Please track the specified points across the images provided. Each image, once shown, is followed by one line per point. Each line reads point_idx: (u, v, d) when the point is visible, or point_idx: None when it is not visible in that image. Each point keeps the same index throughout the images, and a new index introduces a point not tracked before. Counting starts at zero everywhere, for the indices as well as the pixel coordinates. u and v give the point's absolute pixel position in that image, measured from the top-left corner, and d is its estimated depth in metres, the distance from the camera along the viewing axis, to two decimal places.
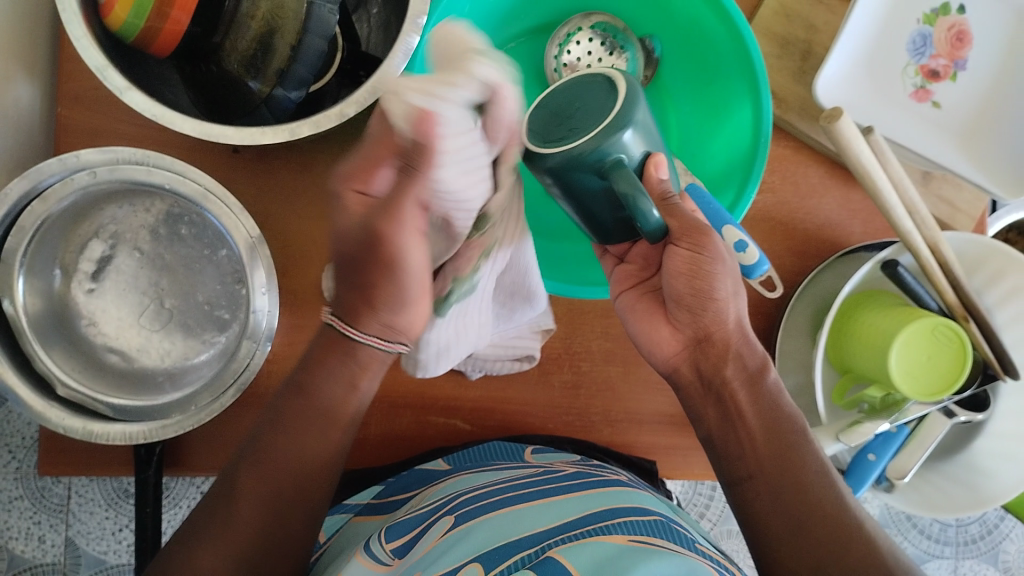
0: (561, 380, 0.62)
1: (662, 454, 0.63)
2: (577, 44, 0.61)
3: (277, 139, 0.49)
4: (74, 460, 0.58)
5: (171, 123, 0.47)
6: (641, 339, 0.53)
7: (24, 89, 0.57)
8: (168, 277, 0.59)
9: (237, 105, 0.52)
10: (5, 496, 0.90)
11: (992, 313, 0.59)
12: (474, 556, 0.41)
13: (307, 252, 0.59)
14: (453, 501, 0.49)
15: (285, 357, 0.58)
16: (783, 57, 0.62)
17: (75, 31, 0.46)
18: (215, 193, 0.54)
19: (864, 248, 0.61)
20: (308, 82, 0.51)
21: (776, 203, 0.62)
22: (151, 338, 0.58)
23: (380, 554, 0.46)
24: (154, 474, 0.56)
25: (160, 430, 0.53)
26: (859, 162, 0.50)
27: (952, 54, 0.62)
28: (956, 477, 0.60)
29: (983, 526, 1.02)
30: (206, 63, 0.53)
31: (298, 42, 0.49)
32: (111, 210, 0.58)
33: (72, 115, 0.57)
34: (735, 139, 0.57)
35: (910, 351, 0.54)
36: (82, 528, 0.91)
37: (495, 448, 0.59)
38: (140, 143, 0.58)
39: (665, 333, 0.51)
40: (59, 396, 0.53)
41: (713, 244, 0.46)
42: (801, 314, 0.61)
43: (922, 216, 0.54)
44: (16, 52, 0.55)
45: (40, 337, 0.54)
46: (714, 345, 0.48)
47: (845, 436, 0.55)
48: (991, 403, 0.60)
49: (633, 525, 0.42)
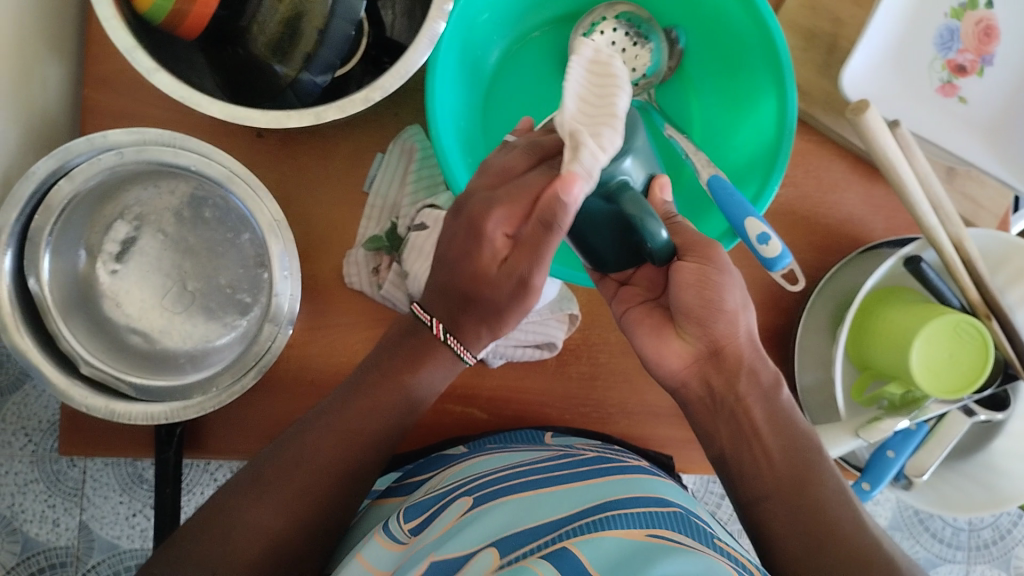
0: (577, 369, 0.62)
1: (678, 447, 0.63)
2: (601, 33, 0.61)
3: (304, 123, 0.49)
4: (96, 440, 0.59)
5: (198, 105, 0.48)
6: (647, 354, 0.51)
7: (53, 70, 0.58)
8: (191, 260, 0.59)
9: (264, 91, 0.52)
10: (20, 479, 0.90)
11: (1014, 312, 0.58)
12: (491, 541, 0.41)
13: (329, 237, 0.59)
14: (471, 483, 0.49)
15: (305, 342, 0.58)
16: (809, 50, 0.62)
17: (105, 13, 0.47)
18: (241, 176, 0.54)
19: (885, 244, 0.60)
20: (334, 66, 0.51)
21: (798, 197, 0.62)
22: (174, 320, 0.59)
23: (398, 534, 0.46)
24: (174, 455, 0.56)
25: (182, 411, 0.53)
26: (885, 155, 0.50)
27: (979, 49, 0.62)
28: (977, 477, 0.60)
29: (995, 531, 1.02)
30: (232, 47, 0.53)
31: (325, 26, 0.49)
32: (136, 191, 0.58)
33: (98, 97, 0.57)
34: (759, 133, 0.57)
35: (932, 348, 0.54)
36: (97, 512, 0.91)
37: (517, 435, 0.59)
38: (164, 125, 0.58)
39: (671, 347, 0.49)
40: (83, 373, 0.54)
41: (718, 256, 0.46)
42: (822, 308, 0.61)
43: (948, 212, 0.53)
44: (45, 33, 0.56)
45: (65, 316, 0.55)
46: (728, 363, 0.47)
47: (865, 432, 0.55)
48: (1010, 403, 0.60)
49: (651, 518, 0.42)
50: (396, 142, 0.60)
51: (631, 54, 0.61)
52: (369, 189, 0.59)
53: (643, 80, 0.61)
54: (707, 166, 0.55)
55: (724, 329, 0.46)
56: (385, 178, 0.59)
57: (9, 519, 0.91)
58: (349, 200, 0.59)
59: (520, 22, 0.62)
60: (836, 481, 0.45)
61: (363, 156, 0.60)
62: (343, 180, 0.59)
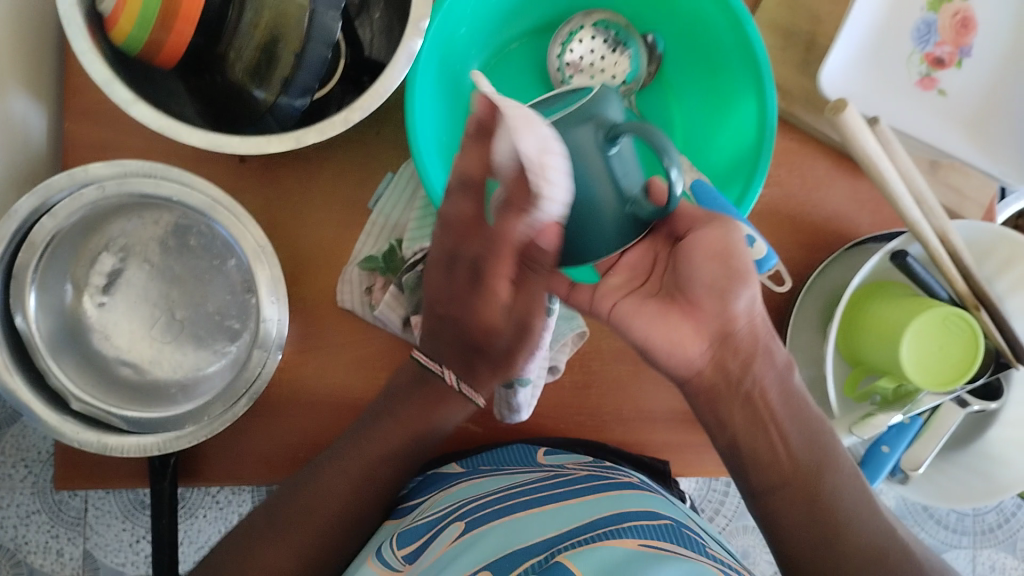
0: (572, 379, 0.61)
1: (675, 451, 0.63)
2: (579, 43, 0.61)
3: (284, 148, 0.49)
4: (91, 474, 0.58)
5: (178, 135, 0.48)
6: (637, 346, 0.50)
7: (31, 106, 0.57)
8: (178, 288, 0.59)
9: (243, 114, 0.52)
10: (23, 510, 0.90)
11: (1004, 301, 0.58)
12: (486, 564, 0.41)
13: (316, 258, 0.59)
14: (463, 508, 0.49)
15: (296, 365, 0.58)
16: (787, 49, 0.62)
17: (80, 46, 0.47)
18: (223, 203, 0.54)
19: (871, 240, 0.60)
20: (312, 89, 0.50)
21: (783, 196, 0.62)
22: (163, 350, 0.59)
23: (392, 560, 0.47)
24: (169, 485, 0.56)
25: (173, 442, 0.53)
26: (865, 154, 0.50)
27: (957, 41, 0.62)
28: (972, 466, 0.60)
29: (1000, 515, 1.02)
30: (209, 75, 0.53)
31: (301, 49, 0.48)
32: (120, 223, 0.58)
33: (79, 130, 0.57)
34: (741, 134, 0.57)
35: (921, 343, 0.54)
36: (100, 540, 0.91)
37: (508, 452, 0.59)
38: (146, 155, 0.58)
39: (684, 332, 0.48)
40: (75, 409, 0.54)
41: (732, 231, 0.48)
42: (811, 307, 0.61)
43: (930, 206, 0.53)
44: (24, 67, 0.56)
45: (54, 353, 0.55)
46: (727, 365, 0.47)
47: (858, 428, 0.56)
48: (1004, 392, 0.59)
49: (643, 530, 0.42)
50: (407, 164, 0.60)
51: (610, 62, 0.61)
52: (374, 206, 0.59)
53: (623, 88, 0.62)
54: (691, 170, 0.56)
55: (745, 307, 0.47)
56: (391, 197, 0.59)
57: (14, 550, 0.90)
58: (333, 222, 0.59)
59: (498, 35, 0.62)
60: (826, 469, 0.45)
61: (347, 178, 0.60)
62: (325, 201, 0.59)
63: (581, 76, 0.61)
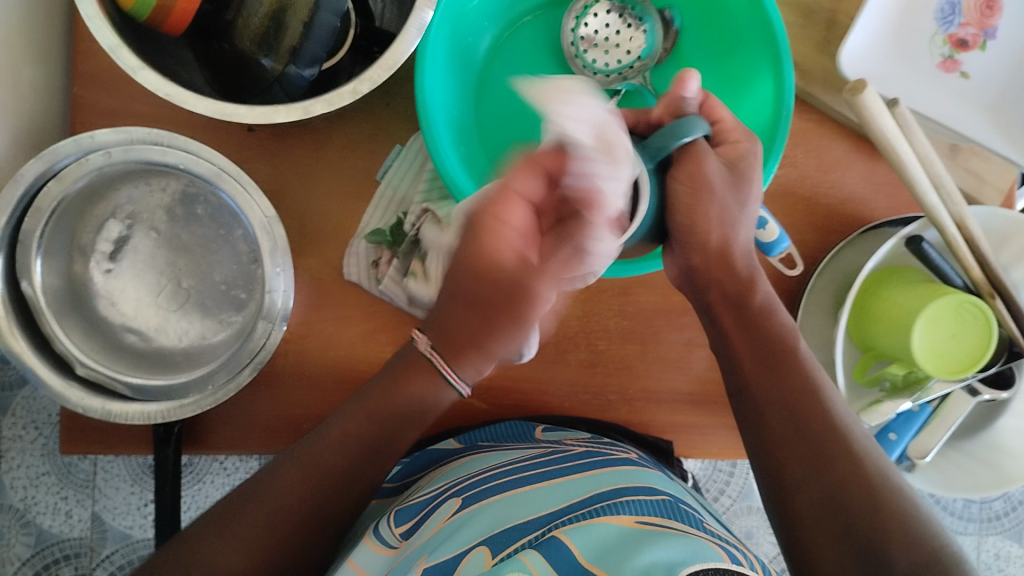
0: (578, 357, 0.61)
1: (679, 431, 0.62)
2: (594, 16, 0.61)
3: (292, 118, 0.48)
4: (98, 439, 0.58)
5: (185, 102, 0.47)
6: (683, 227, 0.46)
7: (39, 68, 0.57)
8: (184, 257, 0.59)
9: (251, 85, 0.52)
10: (33, 471, 0.90)
11: (1020, 289, 0.58)
12: (482, 539, 0.42)
13: (323, 230, 0.59)
14: (463, 483, 0.49)
15: (303, 336, 0.58)
16: (807, 27, 0.61)
17: (87, 10, 0.46)
18: (229, 171, 0.53)
19: (888, 223, 0.60)
20: (321, 58, 0.51)
21: (798, 178, 0.61)
22: (169, 317, 0.58)
23: (390, 537, 0.46)
24: (173, 453, 0.56)
25: (177, 410, 0.53)
26: (883, 135, 0.49)
27: (982, 23, 0.61)
28: (979, 455, 0.59)
29: (1007, 503, 0.99)
30: (219, 42, 0.53)
31: (309, 18, 0.49)
32: (126, 190, 0.57)
33: (87, 94, 0.57)
34: (757, 112, 0.56)
35: (932, 331, 0.53)
36: (109, 503, 0.91)
37: (509, 427, 0.59)
38: (153, 121, 0.58)
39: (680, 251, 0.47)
40: (80, 375, 0.54)
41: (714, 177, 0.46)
42: (823, 290, 0.60)
43: (948, 191, 0.52)
44: (30, 29, 0.55)
45: (59, 317, 0.55)
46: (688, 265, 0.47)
47: (865, 416, 0.57)
48: (1016, 381, 0.58)
49: (640, 506, 0.42)
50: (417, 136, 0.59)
51: (625, 37, 0.61)
52: (381, 178, 0.59)
53: (637, 63, 0.61)
54: None
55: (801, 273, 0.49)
56: (398, 170, 0.59)
57: (23, 510, 0.91)
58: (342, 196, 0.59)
59: (510, 8, 0.61)
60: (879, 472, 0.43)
61: (356, 148, 0.59)
62: (334, 175, 0.59)
63: (596, 51, 0.61)
